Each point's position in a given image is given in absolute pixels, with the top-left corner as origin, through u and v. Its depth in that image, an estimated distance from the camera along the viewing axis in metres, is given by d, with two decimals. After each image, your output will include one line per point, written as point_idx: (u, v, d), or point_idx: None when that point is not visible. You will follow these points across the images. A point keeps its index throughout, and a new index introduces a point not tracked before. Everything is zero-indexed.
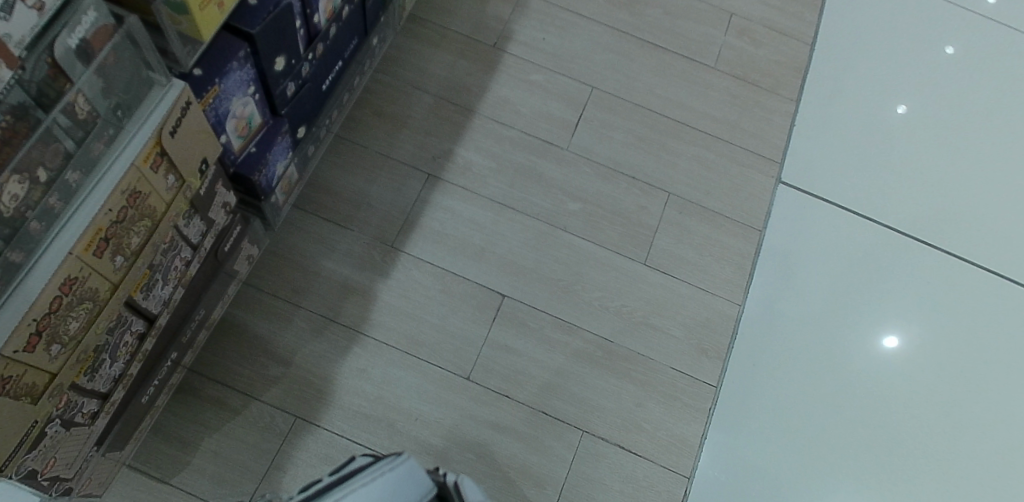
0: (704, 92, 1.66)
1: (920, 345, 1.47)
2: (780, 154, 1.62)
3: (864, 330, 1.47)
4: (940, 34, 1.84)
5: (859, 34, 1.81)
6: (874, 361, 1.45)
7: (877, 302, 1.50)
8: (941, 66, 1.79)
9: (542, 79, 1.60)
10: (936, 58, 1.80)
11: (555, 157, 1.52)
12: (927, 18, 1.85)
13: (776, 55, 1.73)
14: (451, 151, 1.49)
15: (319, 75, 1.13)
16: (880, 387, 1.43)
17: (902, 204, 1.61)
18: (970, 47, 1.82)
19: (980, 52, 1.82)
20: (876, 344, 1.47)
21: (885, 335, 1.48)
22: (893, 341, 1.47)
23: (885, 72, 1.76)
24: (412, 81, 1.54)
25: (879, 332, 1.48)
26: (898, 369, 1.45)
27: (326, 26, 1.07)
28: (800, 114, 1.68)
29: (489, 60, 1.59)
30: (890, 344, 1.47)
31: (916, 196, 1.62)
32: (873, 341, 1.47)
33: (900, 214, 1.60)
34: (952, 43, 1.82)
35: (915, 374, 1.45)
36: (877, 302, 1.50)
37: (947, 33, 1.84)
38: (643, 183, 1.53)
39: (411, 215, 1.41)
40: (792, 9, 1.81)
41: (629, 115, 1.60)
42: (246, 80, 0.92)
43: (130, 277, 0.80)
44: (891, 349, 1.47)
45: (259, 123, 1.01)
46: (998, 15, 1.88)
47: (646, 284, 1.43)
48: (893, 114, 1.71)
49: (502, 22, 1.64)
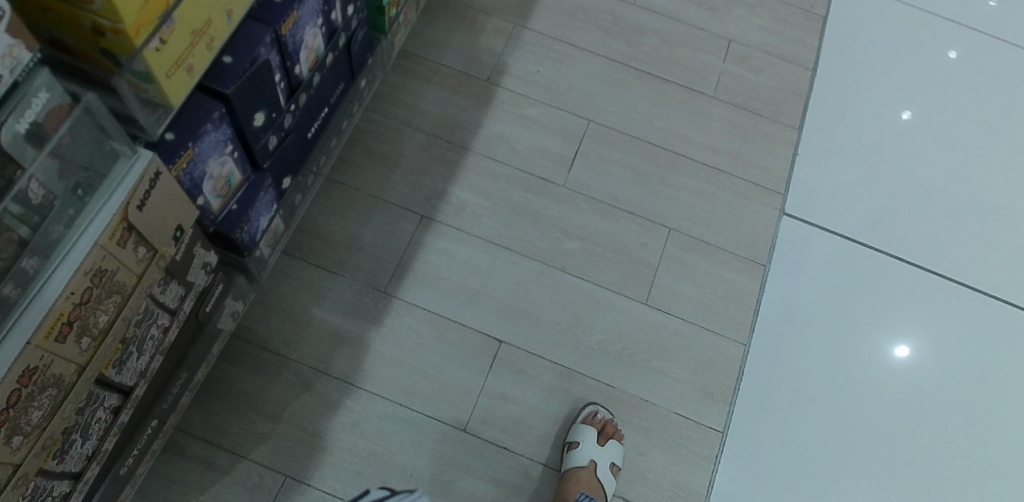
0: (703, 121, 1.61)
1: (930, 362, 1.43)
2: (783, 185, 1.58)
3: (874, 366, 1.42)
4: (941, 40, 1.80)
5: (861, 58, 1.77)
6: (885, 385, 1.40)
7: (885, 340, 1.45)
8: (946, 72, 1.76)
9: (537, 113, 1.56)
10: (939, 63, 1.77)
11: (551, 194, 1.48)
12: (928, 32, 1.81)
13: (776, 82, 1.69)
14: (445, 191, 1.45)
15: (304, 124, 1.10)
16: (890, 418, 1.38)
17: (912, 233, 1.56)
18: (974, 53, 1.79)
19: (982, 62, 1.78)
20: (886, 362, 1.43)
21: (898, 346, 1.44)
22: (904, 349, 1.44)
23: (888, 95, 1.72)
24: (404, 119, 1.50)
25: (888, 351, 1.44)
26: (907, 390, 1.40)
27: (308, 75, 1.04)
28: (802, 142, 1.64)
29: (482, 95, 1.56)
30: (900, 353, 1.44)
31: (924, 222, 1.57)
32: (883, 376, 1.41)
33: (909, 242, 1.54)
34: (954, 47, 1.79)
35: (925, 398, 1.40)
36: (885, 328, 1.46)
37: (949, 39, 1.81)
38: (643, 218, 1.48)
39: (404, 259, 1.37)
40: (791, 34, 1.77)
41: (627, 148, 1.55)
42: (223, 140, 0.88)
43: (99, 356, 0.76)
44: (902, 357, 1.43)
45: (240, 180, 0.98)
46: (1002, 24, 1.84)
47: (648, 326, 1.39)
48: (896, 127, 1.68)
49: (495, 56, 1.61)
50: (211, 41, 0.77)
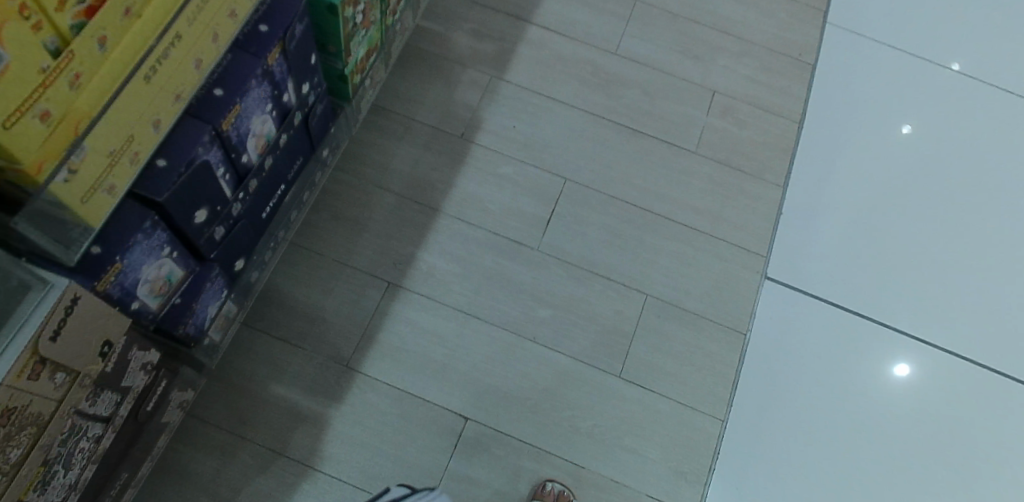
0: (684, 180, 1.54)
1: (930, 373, 1.43)
2: (766, 247, 1.51)
3: (876, 384, 1.41)
4: (946, 51, 1.80)
5: (852, 110, 1.69)
6: (887, 400, 1.40)
7: (886, 357, 1.44)
8: (950, 82, 1.76)
9: (511, 171, 1.51)
10: (945, 76, 1.76)
11: (524, 259, 1.43)
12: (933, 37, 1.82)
13: (761, 136, 1.62)
14: (414, 256, 1.40)
15: (256, 206, 1.06)
16: (896, 425, 1.38)
17: (899, 298, 1.50)
18: (977, 63, 1.79)
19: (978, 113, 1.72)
20: (888, 375, 1.42)
21: (898, 365, 1.43)
22: (903, 369, 1.43)
23: (879, 149, 1.65)
24: (373, 179, 1.46)
25: (889, 365, 1.43)
26: (911, 400, 1.41)
27: (258, 161, 0.99)
28: (789, 200, 1.56)
29: (455, 153, 1.51)
30: (900, 372, 1.43)
31: (912, 286, 1.51)
32: (886, 396, 1.41)
33: (897, 309, 1.48)
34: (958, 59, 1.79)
35: (927, 404, 1.41)
36: (884, 348, 1.45)
37: (953, 50, 1.80)
38: (619, 284, 1.43)
39: (369, 330, 1.33)
40: (779, 83, 1.70)
41: (605, 208, 1.49)
42: (158, 244, 0.84)
43: (15, 489, 0.72)
44: (901, 377, 1.42)
45: (182, 275, 0.93)
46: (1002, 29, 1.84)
47: (621, 401, 1.34)
48: (897, 138, 1.67)
49: (470, 109, 1.56)
50: (135, 154, 0.72)
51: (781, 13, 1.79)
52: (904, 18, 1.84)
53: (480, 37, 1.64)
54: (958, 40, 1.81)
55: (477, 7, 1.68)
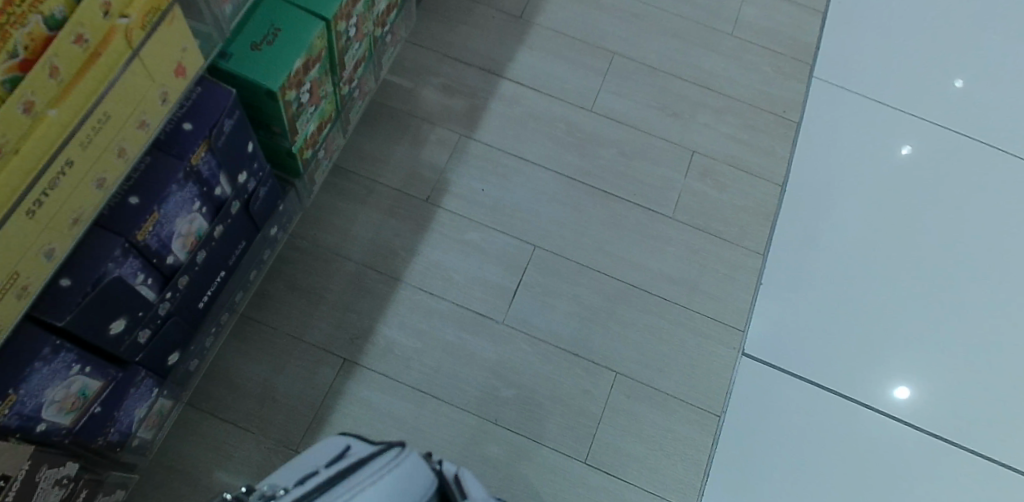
0: (660, 247, 1.48)
1: (928, 392, 1.43)
2: (744, 320, 1.44)
3: (876, 404, 1.40)
4: (949, 69, 1.79)
5: (838, 172, 1.62)
6: (887, 418, 1.39)
7: (885, 380, 1.43)
8: (953, 101, 1.74)
9: (478, 238, 1.44)
10: (948, 94, 1.75)
11: (488, 333, 1.36)
12: (936, 55, 1.80)
13: (742, 200, 1.55)
14: (372, 329, 1.34)
15: (190, 300, 1.00)
16: (895, 441, 1.38)
17: (881, 377, 1.43)
18: (980, 79, 1.77)
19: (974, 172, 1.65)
20: (887, 395, 1.41)
21: (898, 388, 1.42)
22: (903, 391, 1.42)
23: (865, 214, 1.58)
24: (332, 246, 1.40)
25: (887, 386, 1.42)
26: (911, 421, 1.39)
27: (187, 258, 0.93)
28: (768, 269, 1.50)
29: (419, 218, 1.45)
30: (900, 395, 1.42)
31: (894, 364, 1.45)
32: (886, 417, 1.39)
33: (878, 390, 1.42)
34: (961, 76, 1.78)
35: (928, 421, 1.40)
36: (880, 373, 1.44)
37: (956, 67, 1.79)
38: (587, 361, 1.36)
39: (320, 411, 1.27)
40: (762, 142, 1.63)
41: (574, 278, 1.43)
42: (63, 365, 0.79)
43: None
44: (901, 399, 1.41)
45: (101, 386, 0.88)
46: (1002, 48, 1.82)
47: (585, 489, 1.27)
48: (897, 157, 1.66)
49: (437, 171, 1.50)
50: (24, 287, 0.67)
51: (766, 66, 1.73)
52: (893, 71, 1.77)
53: (450, 93, 1.59)
54: (949, 95, 1.75)
55: (449, 60, 1.62)
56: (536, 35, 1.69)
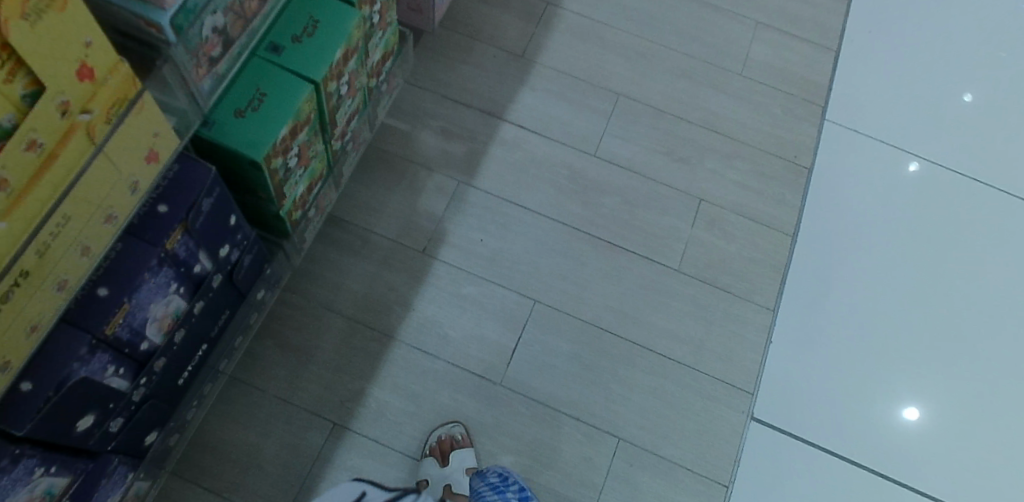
0: (665, 303, 1.42)
1: (938, 410, 1.40)
2: (753, 382, 1.38)
3: (886, 425, 1.38)
4: (958, 81, 1.75)
5: (851, 221, 1.56)
6: (897, 438, 1.37)
7: (894, 401, 1.40)
8: (961, 117, 1.71)
9: (475, 292, 1.39)
10: (957, 109, 1.72)
11: (485, 396, 1.30)
12: (945, 70, 1.76)
13: (751, 250, 1.50)
14: (363, 391, 1.28)
15: (168, 379, 0.94)
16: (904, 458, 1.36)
17: (890, 408, 1.39)
18: (989, 94, 1.74)
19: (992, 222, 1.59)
20: (897, 416, 1.39)
21: (907, 408, 1.40)
22: (912, 411, 1.40)
23: (878, 267, 1.52)
24: (323, 300, 1.34)
25: (897, 406, 1.40)
26: (921, 442, 1.37)
27: (164, 342, 0.87)
28: (778, 326, 1.44)
29: (414, 271, 1.39)
30: (909, 415, 1.39)
31: (904, 396, 1.41)
32: (896, 438, 1.37)
33: (889, 430, 1.37)
34: (970, 90, 1.74)
35: (939, 440, 1.38)
36: (890, 393, 1.41)
37: (965, 81, 1.75)
38: (588, 425, 1.30)
39: (308, 481, 1.21)
40: (771, 190, 1.57)
41: (575, 336, 1.37)
42: (24, 472, 0.73)
43: None
44: (911, 420, 1.39)
45: (69, 482, 0.82)
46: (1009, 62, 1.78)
47: None
48: (905, 173, 1.63)
49: (434, 220, 1.44)
50: None
51: (776, 109, 1.67)
52: (908, 112, 1.70)
53: (449, 136, 1.53)
54: (959, 111, 1.71)
55: (447, 102, 1.57)
56: (538, 75, 1.63)
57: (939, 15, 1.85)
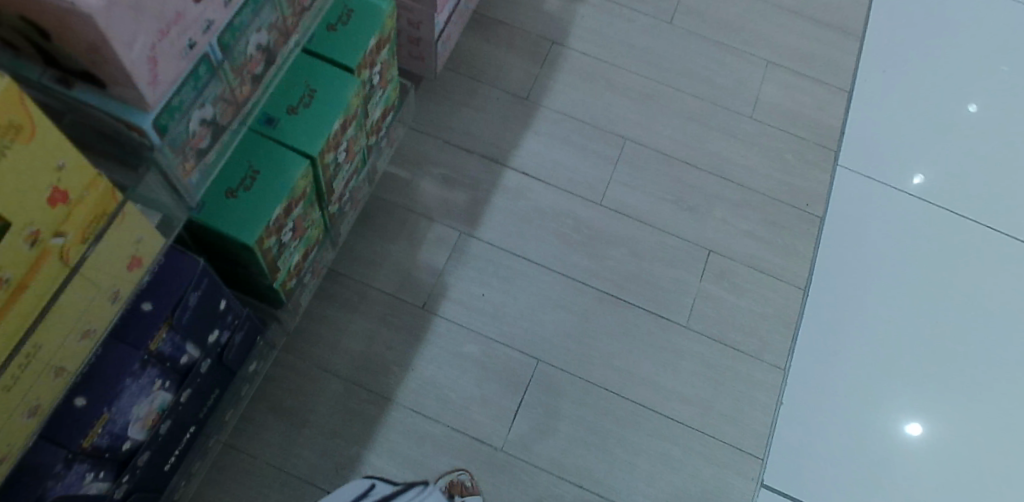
0: (673, 362, 1.38)
1: (941, 422, 1.39)
2: (763, 446, 1.34)
3: (890, 441, 1.37)
4: (964, 93, 1.73)
5: (864, 273, 1.52)
6: (901, 452, 1.36)
7: (897, 415, 1.39)
8: (967, 128, 1.69)
9: (477, 350, 1.34)
10: (963, 120, 1.70)
11: (486, 463, 1.26)
12: (952, 82, 1.74)
13: (762, 305, 1.45)
14: (359, 458, 1.24)
15: (153, 469, 0.90)
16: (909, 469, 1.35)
17: (893, 424, 1.38)
18: (995, 106, 1.72)
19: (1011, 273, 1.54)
20: (899, 431, 1.38)
21: (910, 424, 1.39)
22: (915, 426, 1.39)
23: (890, 324, 1.47)
24: (320, 360, 1.29)
25: (899, 420, 1.39)
26: (925, 458, 1.36)
27: (148, 437, 0.83)
28: (789, 387, 1.39)
29: (414, 328, 1.35)
30: (912, 431, 1.38)
31: (906, 411, 1.40)
32: (900, 452, 1.36)
33: (895, 450, 1.36)
34: (975, 101, 1.72)
35: (944, 453, 1.37)
36: (893, 406, 1.40)
37: (971, 93, 1.73)
38: (593, 493, 1.26)
39: None
40: (782, 240, 1.52)
41: (580, 397, 1.33)
42: None
43: None
44: (914, 435, 1.38)
45: None
46: (1014, 71, 1.77)
47: None
48: (908, 185, 1.61)
49: (434, 273, 1.40)
50: None
51: (787, 153, 1.61)
52: (917, 132, 1.67)
53: (451, 184, 1.48)
54: (965, 123, 1.69)
55: (449, 148, 1.52)
56: (542, 118, 1.58)
57: (948, 27, 1.82)
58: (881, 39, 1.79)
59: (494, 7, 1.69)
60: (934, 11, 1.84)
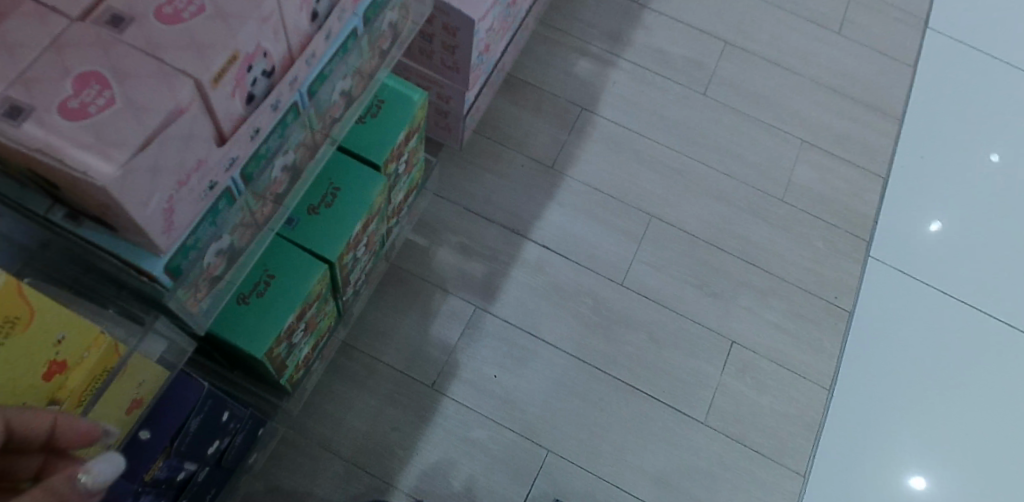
0: (688, 460, 1.33)
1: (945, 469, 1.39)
2: None
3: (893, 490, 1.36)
4: (988, 139, 1.73)
5: (892, 373, 1.46)
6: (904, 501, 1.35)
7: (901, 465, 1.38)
8: (989, 176, 1.68)
9: (484, 436, 1.29)
10: (986, 169, 1.69)
11: None
12: (977, 131, 1.73)
13: (785, 404, 1.39)
14: None
15: None
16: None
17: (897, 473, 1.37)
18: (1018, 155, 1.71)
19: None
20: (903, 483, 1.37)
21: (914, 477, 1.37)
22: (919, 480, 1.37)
23: (902, 377, 1.46)
24: (322, 439, 1.25)
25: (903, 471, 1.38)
26: None
27: None
28: (809, 494, 1.34)
29: (421, 407, 1.30)
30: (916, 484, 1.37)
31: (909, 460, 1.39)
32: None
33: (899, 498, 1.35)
34: (998, 149, 1.71)
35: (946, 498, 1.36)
36: (898, 456, 1.39)
37: (994, 140, 1.72)
38: None
39: None
40: (808, 334, 1.46)
41: (589, 493, 1.28)
42: None
43: None
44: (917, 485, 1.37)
45: None
46: None
47: None
48: (926, 230, 1.61)
49: (446, 349, 1.35)
50: None
51: (818, 240, 1.56)
52: (938, 178, 1.67)
53: (468, 254, 1.44)
54: (987, 170, 1.69)
55: (469, 215, 1.47)
56: (567, 188, 1.54)
57: (975, 74, 1.81)
58: (921, 122, 1.73)
59: (523, 68, 1.65)
60: (976, 96, 1.78)
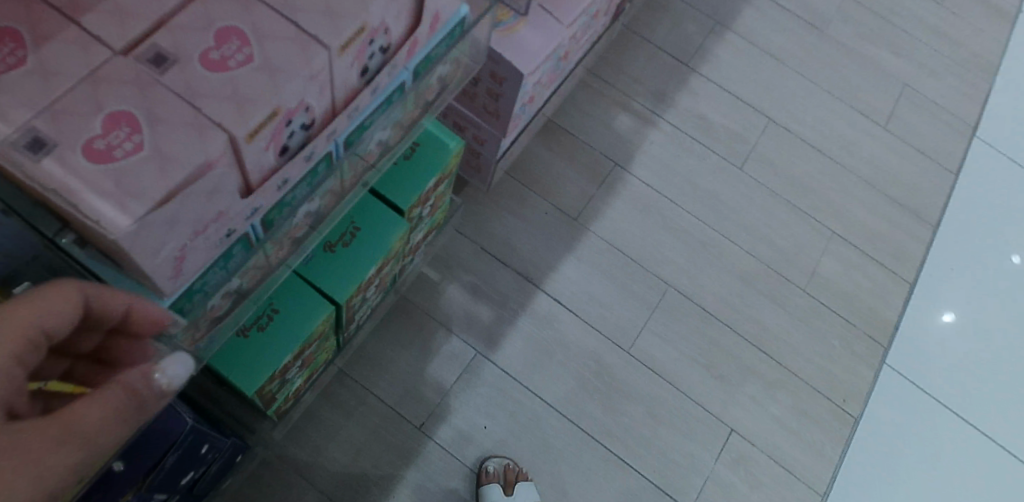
0: None
1: None
2: None
3: None
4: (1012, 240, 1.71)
5: (890, 487, 1.42)
6: None
7: None
8: (1008, 279, 1.66)
9: (463, 489, 1.27)
10: (1006, 271, 1.67)
11: None
12: (1002, 231, 1.72)
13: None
14: None
15: None
16: None
17: None
18: None
19: None
20: None
21: None
22: None
23: (893, 466, 1.43)
24: (300, 466, 1.22)
25: None
26: None
27: None
28: None
29: (405, 447, 1.26)
30: None
31: None
32: None
33: None
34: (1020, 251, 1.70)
35: None
36: None
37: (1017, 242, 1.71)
38: None
39: None
40: (810, 434, 1.42)
41: None
42: None
43: None
44: None
45: None
46: None
47: None
48: (939, 321, 1.59)
49: (440, 392, 1.32)
50: None
51: (834, 338, 1.52)
52: (959, 274, 1.65)
53: (478, 297, 1.41)
54: (1006, 271, 1.67)
55: (485, 256, 1.45)
56: (588, 244, 1.51)
57: (1008, 175, 1.80)
58: (955, 232, 1.70)
59: (563, 114, 1.62)
60: (1014, 211, 1.75)
